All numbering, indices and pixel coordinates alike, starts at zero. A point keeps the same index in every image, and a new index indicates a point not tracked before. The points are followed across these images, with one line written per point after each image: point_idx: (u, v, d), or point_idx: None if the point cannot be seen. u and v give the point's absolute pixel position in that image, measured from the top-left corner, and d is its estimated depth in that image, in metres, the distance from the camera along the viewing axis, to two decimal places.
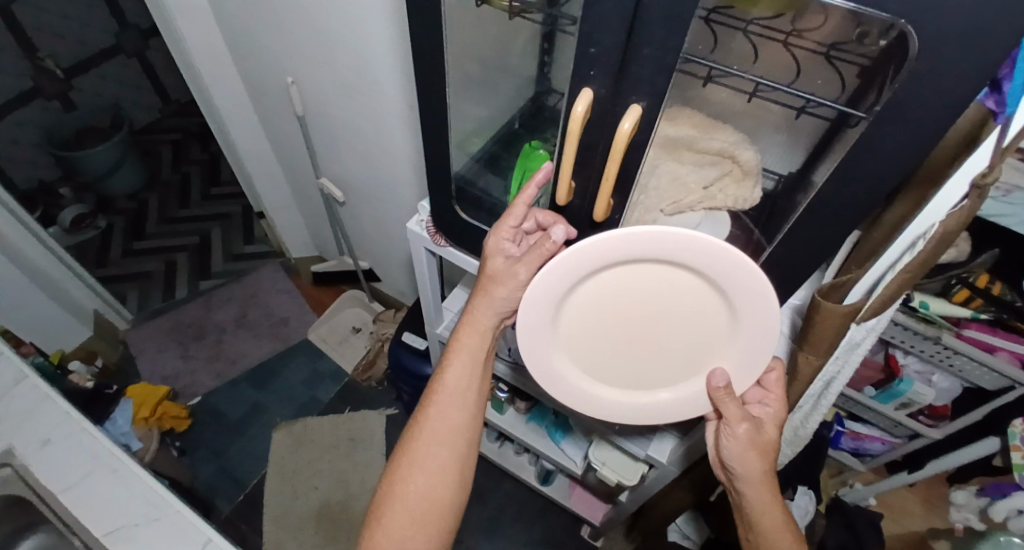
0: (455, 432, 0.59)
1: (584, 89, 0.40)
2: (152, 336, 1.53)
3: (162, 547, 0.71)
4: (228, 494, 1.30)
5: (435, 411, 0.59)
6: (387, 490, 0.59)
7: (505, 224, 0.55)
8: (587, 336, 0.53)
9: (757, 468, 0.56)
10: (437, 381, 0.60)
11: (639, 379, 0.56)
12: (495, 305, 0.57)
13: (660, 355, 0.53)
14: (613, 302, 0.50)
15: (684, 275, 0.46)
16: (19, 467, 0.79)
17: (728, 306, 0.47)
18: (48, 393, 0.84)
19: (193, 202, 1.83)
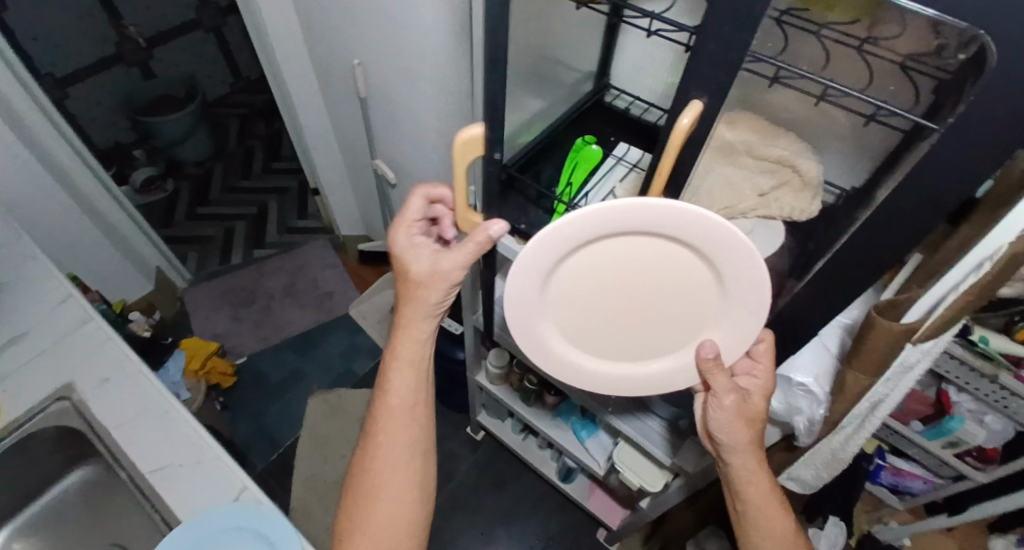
0: (407, 448, 0.64)
1: (692, 102, 0.39)
2: (208, 296, 1.62)
3: (201, 489, 0.76)
4: (263, 451, 1.38)
5: (383, 427, 0.63)
6: (349, 523, 0.61)
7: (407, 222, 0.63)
8: (575, 309, 0.53)
9: (744, 437, 0.57)
10: (382, 402, 0.64)
11: (639, 353, 0.57)
12: (426, 307, 0.62)
13: (648, 328, 0.54)
14: (601, 275, 0.49)
15: (672, 247, 0.46)
16: (77, 402, 0.85)
17: (720, 277, 0.46)
18: (109, 336, 0.91)
19: (255, 174, 1.92)
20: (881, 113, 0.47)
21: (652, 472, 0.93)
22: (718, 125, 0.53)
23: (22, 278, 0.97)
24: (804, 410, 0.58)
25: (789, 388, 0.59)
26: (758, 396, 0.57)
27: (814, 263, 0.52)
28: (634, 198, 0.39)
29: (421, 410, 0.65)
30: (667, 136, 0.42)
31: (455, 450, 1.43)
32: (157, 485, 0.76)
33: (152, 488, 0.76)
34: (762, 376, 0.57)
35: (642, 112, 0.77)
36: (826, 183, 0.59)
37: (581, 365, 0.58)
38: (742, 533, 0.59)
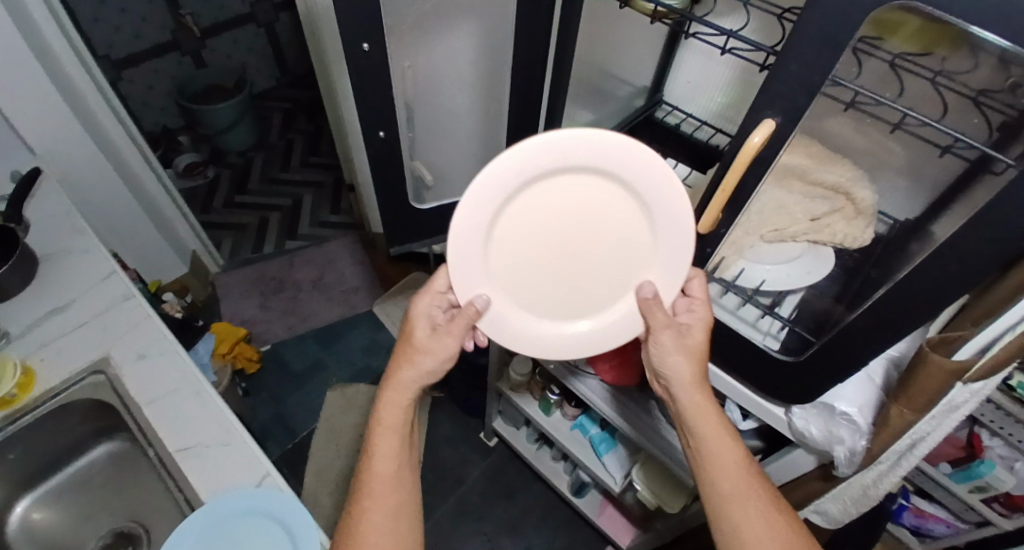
0: (394, 514, 0.61)
1: (765, 120, 0.39)
2: (239, 281, 1.66)
3: (224, 472, 0.77)
4: (279, 439, 1.40)
5: (367, 497, 0.61)
6: None
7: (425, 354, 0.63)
8: (519, 265, 0.54)
9: (687, 370, 0.58)
10: (370, 464, 0.62)
11: (587, 306, 0.58)
12: (417, 373, 0.63)
13: (585, 279, 0.56)
14: (535, 224, 0.52)
15: (593, 180, 0.49)
16: (112, 375, 0.87)
17: (644, 210, 0.50)
18: (148, 312, 0.93)
19: (293, 166, 1.96)
20: (957, 144, 0.46)
21: (670, 491, 0.91)
22: (785, 154, 0.50)
23: (71, 248, 1.01)
24: (845, 440, 0.55)
25: (831, 416, 0.56)
26: (699, 329, 0.57)
27: (864, 293, 0.52)
28: (556, 130, 0.44)
29: (406, 478, 0.63)
30: (734, 153, 0.42)
31: (468, 455, 1.42)
32: (183, 463, 0.78)
33: (179, 467, 0.77)
34: (699, 310, 0.58)
35: (693, 129, 0.77)
36: (880, 214, 0.58)
37: (531, 328, 0.58)
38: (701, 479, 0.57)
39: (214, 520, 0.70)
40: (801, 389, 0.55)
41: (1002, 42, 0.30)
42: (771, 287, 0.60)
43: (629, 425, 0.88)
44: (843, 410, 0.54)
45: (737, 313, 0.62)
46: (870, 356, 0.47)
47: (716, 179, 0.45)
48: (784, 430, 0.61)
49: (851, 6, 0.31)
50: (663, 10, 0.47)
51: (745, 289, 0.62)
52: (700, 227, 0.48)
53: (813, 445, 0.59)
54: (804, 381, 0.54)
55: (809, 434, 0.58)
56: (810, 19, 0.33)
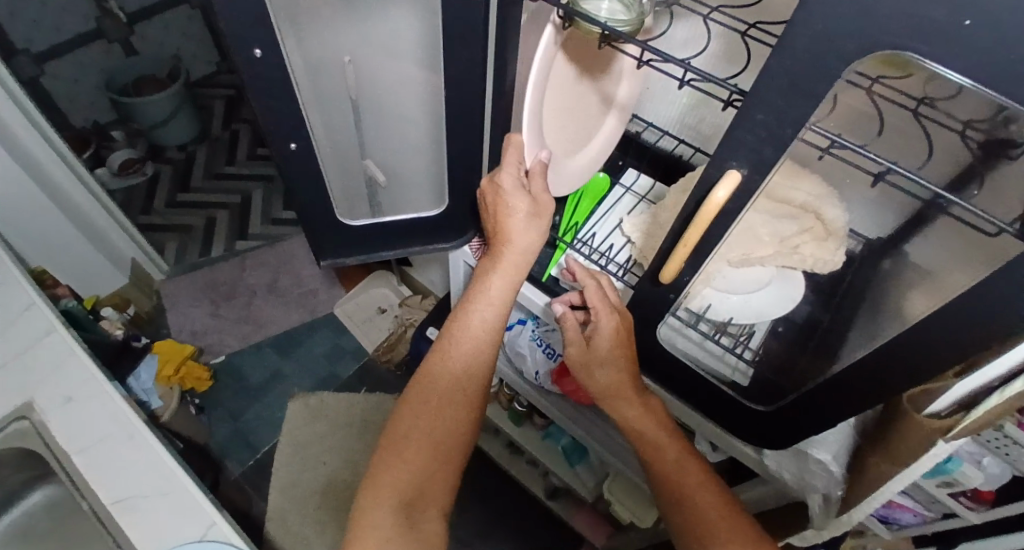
0: (472, 373, 0.60)
1: (729, 171, 0.34)
2: (187, 289, 1.55)
3: (164, 524, 0.70)
4: (240, 457, 1.34)
5: (450, 352, 0.60)
6: (405, 427, 0.58)
7: (541, 214, 0.58)
8: (557, 127, 0.60)
9: (618, 360, 0.55)
10: (455, 327, 0.60)
11: (585, 164, 0.66)
12: (524, 233, 0.58)
13: (582, 144, 0.65)
14: (556, 104, 0.58)
15: (585, 64, 0.58)
16: (37, 422, 0.78)
17: (611, 78, 0.62)
18: (70, 353, 0.83)
19: (239, 160, 1.82)
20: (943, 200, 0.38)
21: (642, 506, 0.89)
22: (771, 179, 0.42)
23: None
24: (820, 487, 0.55)
25: (806, 463, 0.55)
26: (602, 339, 0.54)
27: (834, 345, 0.50)
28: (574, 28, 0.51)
29: (496, 345, 0.61)
30: (698, 206, 0.37)
31: None
32: (120, 516, 0.71)
33: (116, 521, 0.71)
34: (596, 319, 0.54)
35: (655, 138, 0.74)
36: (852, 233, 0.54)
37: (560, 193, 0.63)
38: (646, 452, 0.57)
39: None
40: (775, 438, 0.53)
41: (991, 92, 0.24)
42: (740, 320, 0.57)
43: (599, 443, 0.84)
44: (818, 458, 0.53)
45: (704, 348, 0.58)
46: (838, 418, 0.45)
47: (677, 228, 0.40)
48: (752, 464, 0.61)
49: (824, 56, 0.25)
50: (612, 34, 0.40)
51: (714, 322, 0.57)
52: (662, 273, 0.42)
53: (788, 487, 0.58)
54: (774, 431, 0.52)
55: (783, 476, 0.58)
56: (777, 70, 0.27)
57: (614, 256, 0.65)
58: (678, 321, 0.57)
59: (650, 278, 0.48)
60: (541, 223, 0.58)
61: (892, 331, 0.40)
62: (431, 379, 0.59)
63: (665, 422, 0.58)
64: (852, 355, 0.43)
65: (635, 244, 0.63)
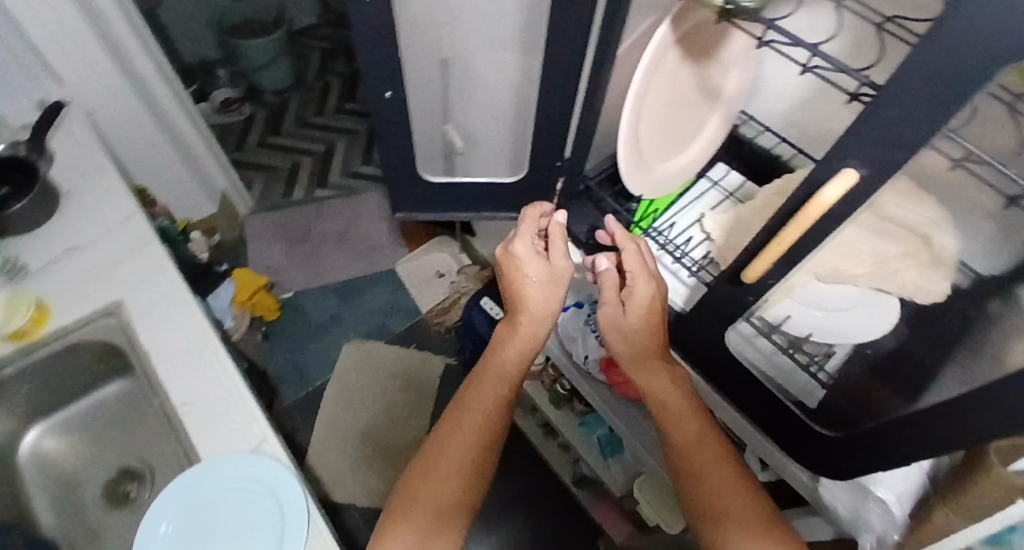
0: (481, 433, 0.63)
1: (845, 170, 0.31)
2: (266, 226, 1.65)
3: (221, 434, 0.76)
4: (293, 388, 1.43)
5: (464, 414, 0.64)
6: (413, 481, 0.60)
7: (562, 269, 0.62)
8: (657, 117, 0.56)
9: (647, 339, 0.57)
10: (468, 393, 0.65)
11: (682, 156, 0.62)
12: (545, 297, 0.63)
13: (680, 136, 0.61)
14: (661, 93, 0.54)
15: (695, 53, 0.55)
16: (124, 320, 0.86)
17: (720, 71, 0.58)
18: (162, 263, 0.91)
19: (328, 110, 1.90)
20: None
21: (671, 512, 0.87)
22: (887, 197, 0.36)
23: (89, 183, 0.98)
24: (875, 527, 0.51)
25: (863, 500, 0.51)
26: (637, 306, 0.56)
27: (920, 380, 0.46)
28: (695, 10, 0.48)
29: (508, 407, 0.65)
30: (801, 206, 0.35)
31: None
32: (186, 418, 0.77)
33: (182, 420, 0.77)
34: (634, 284, 0.56)
35: (753, 134, 0.71)
36: None
37: (653, 187, 0.59)
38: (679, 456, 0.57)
39: (179, 500, 0.71)
40: (835, 467, 0.50)
41: None
42: (818, 339, 0.55)
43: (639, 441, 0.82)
44: (878, 497, 0.49)
45: (771, 363, 0.56)
46: (912, 458, 0.41)
47: (772, 225, 0.38)
48: (801, 490, 0.58)
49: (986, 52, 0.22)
50: (733, 11, 0.37)
51: (788, 336, 0.55)
52: (747, 273, 0.42)
53: (838, 520, 0.55)
54: (836, 458, 0.49)
55: (835, 509, 0.55)
56: (914, 65, 0.24)
57: (689, 251, 0.62)
58: (750, 327, 0.55)
59: (728, 278, 0.45)
60: (562, 281, 0.63)
61: (992, 374, 0.36)
62: (443, 440, 0.62)
63: (689, 395, 0.58)
64: (944, 393, 0.39)
65: (714, 242, 0.61)
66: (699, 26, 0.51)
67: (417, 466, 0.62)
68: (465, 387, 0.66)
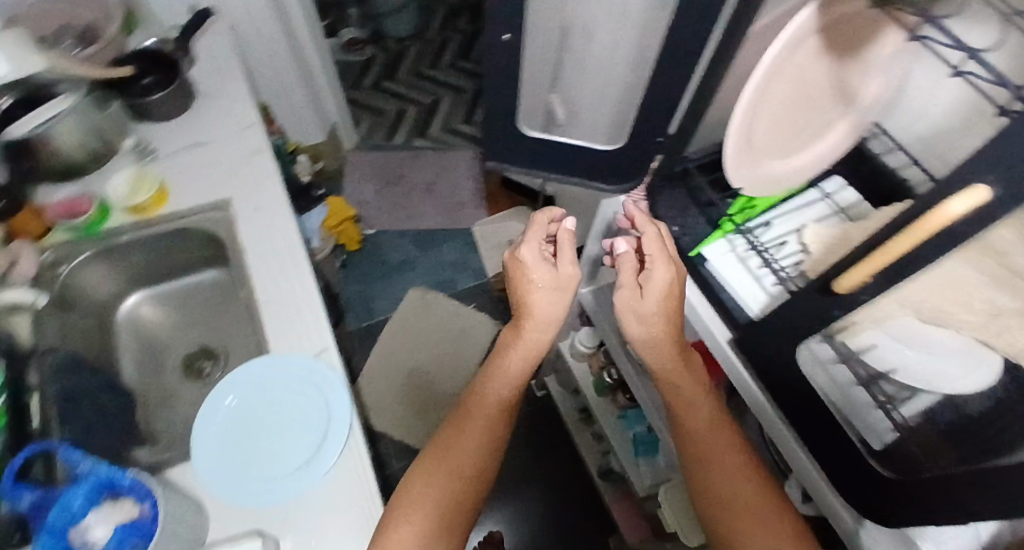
0: (481, 436, 0.73)
1: (976, 188, 0.28)
2: (364, 164, 1.75)
3: (291, 335, 0.83)
4: (357, 317, 1.53)
5: (466, 422, 0.74)
6: (420, 479, 0.69)
7: (567, 269, 0.74)
8: (777, 111, 0.54)
9: (663, 331, 0.63)
10: (472, 404, 0.76)
11: (793, 157, 0.59)
12: (547, 306, 0.74)
13: (796, 136, 0.58)
14: (787, 86, 0.52)
15: (834, 48, 0.51)
16: (230, 216, 0.95)
17: (855, 71, 0.55)
18: (270, 174, 0.99)
19: (442, 64, 1.95)
20: None
21: (691, 524, 0.85)
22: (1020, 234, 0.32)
23: (222, 90, 1.08)
24: None
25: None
26: (654, 292, 0.60)
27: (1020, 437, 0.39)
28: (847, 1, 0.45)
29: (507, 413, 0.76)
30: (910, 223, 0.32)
31: None
32: (264, 313, 0.85)
33: (260, 315, 0.85)
34: (653, 267, 0.60)
35: (882, 150, 0.65)
36: None
37: (757, 182, 0.57)
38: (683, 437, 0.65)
39: (246, 381, 0.79)
40: (892, 513, 0.46)
41: None
42: (899, 378, 0.50)
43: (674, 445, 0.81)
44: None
45: (842, 392, 0.53)
46: (984, 517, 0.36)
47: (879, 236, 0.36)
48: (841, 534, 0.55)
49: None
50: None
51: (869, 369, 0.52)
52: (839, 284, 0.42)
53: None
54: (884, 500, 0.46)
55: None
56: None
57: (780, 258, 0.60)
58: (829, 351, 0.53)
59: (815, 287, 0.45)
60: (567, 280, 0.74)
61: None
62: (448, 445, 0.72)
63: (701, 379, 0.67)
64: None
65: (810, 255, 0.57)
66: (845, 19, 0.48)
67: (423, 466, 0.71)
68: (468, 399, 0.76)
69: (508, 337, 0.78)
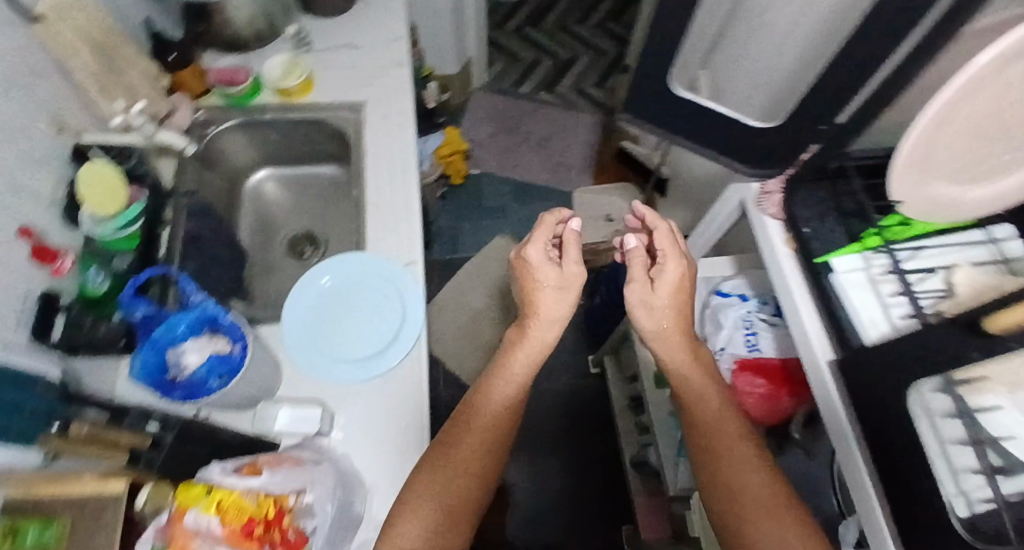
0: (487, 433, 0.69)
1: None
2: (486, 105, 1.77)
3: (386, 241, 0.88)
4: (442, 248, 1.58)
5: (472, 419, 0.70)
6: (428, 476, 0.64)
7: (573, 273, 0.72)
8: (981, 119, 0.45)
9: (672, 323, 0.67)
10: (476, 401, 0.72)
11: (970, 177, 0.51)
12: (554, 303, 0.72)
13: (988, 153, 0.49)
14: (1007, 94, 0.42)
15: None
16: (358, 119, 1.00)
17: None
18: (404, 88, 1.03)
19: (588, 22, 1.89)
20: None
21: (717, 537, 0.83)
22: None
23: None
24: None
25: None
26: (665, 286, 0.67)
27: None
28: None
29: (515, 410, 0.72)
30: None
31: (567, 364, 1.47)
32: (367, 215, 0.90)
33: (364, 215, 0.90)
34: (666, 263, 0.67)
35: None
36: None
37: (912, 193, 0.50)
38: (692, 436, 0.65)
39: (338, 269, 0.84)
40: None
41: None
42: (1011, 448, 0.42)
43: None
44: None
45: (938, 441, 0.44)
46: None
47: None
48: None
49: None
50: None
51: (974, 429, 0.43)
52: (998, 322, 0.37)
53: None
54: None
55: None
56: None
57: (918, 289, 0.55)
58: (943, 404, 0.45)
59: (955, 322, 0.41)
60: (574, 283, 0.72)
61: None
62: (453, 441, 0.67)
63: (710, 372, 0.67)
64: None
65: (955, 296, 0.53)
66: None
67: (428, 461, 0.66)
68: (475, 395, 0.73)
69: (514, 337, 0.75)
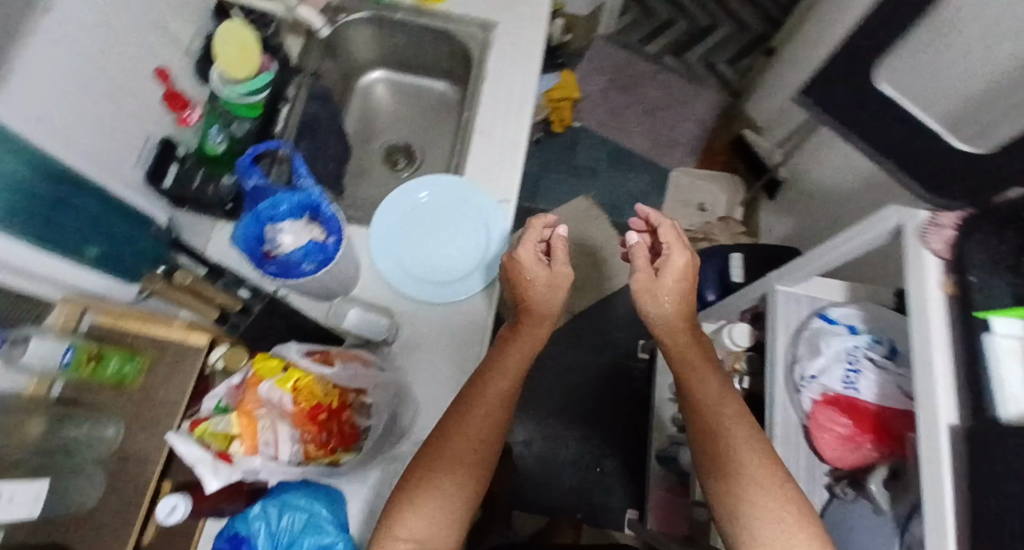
0: (486, 425, 0.59)
1: None
2: (607, 56, 1.66)
3: (485, 171, 0.86)
4: (524, 193, 1.54)
5: (468, 411, 0.59)
6: (420, 475, 0.56)
7: (563, 275, 0.68)
8: None
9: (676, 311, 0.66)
10: (471, 391, 0.61)
11: None
12: (544, 307, 0.68)
13: None
14: None
15: None
16: (487, 38, 0.95)
17: None
18: (540, 17, 0.96)
19: None
20: None
21: None
22: None
23: None
24: None
25: None
26: (672, 273, 0.66)
27: None
28: None
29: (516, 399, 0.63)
30: None
31: (617, 341, 1.43)
32: (473, 140, 0.87)
33: (469, 140, 0.88)
34: (671, 252, 0.66)
35: None
36: None
37: None
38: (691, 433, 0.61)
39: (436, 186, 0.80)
40: None
41: None
42: None
43: None
44: None
45: None
46: None
47: None
48: None
49: None
50: None
51: None
52: None
53: None
54: None
55: None
56: None
57: None
58: None
59: None
60: (564, 285, 0.68)
61: None
62: (445, 438, 0.58)
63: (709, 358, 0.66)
64: None
65: None
66: None
67: (420, 460, 0.58)
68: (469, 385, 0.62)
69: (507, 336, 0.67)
